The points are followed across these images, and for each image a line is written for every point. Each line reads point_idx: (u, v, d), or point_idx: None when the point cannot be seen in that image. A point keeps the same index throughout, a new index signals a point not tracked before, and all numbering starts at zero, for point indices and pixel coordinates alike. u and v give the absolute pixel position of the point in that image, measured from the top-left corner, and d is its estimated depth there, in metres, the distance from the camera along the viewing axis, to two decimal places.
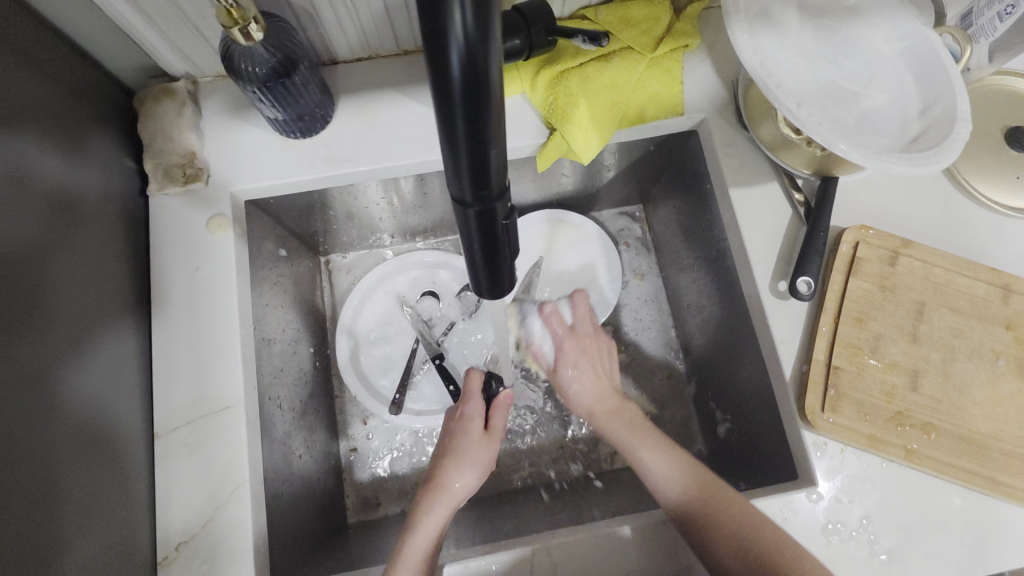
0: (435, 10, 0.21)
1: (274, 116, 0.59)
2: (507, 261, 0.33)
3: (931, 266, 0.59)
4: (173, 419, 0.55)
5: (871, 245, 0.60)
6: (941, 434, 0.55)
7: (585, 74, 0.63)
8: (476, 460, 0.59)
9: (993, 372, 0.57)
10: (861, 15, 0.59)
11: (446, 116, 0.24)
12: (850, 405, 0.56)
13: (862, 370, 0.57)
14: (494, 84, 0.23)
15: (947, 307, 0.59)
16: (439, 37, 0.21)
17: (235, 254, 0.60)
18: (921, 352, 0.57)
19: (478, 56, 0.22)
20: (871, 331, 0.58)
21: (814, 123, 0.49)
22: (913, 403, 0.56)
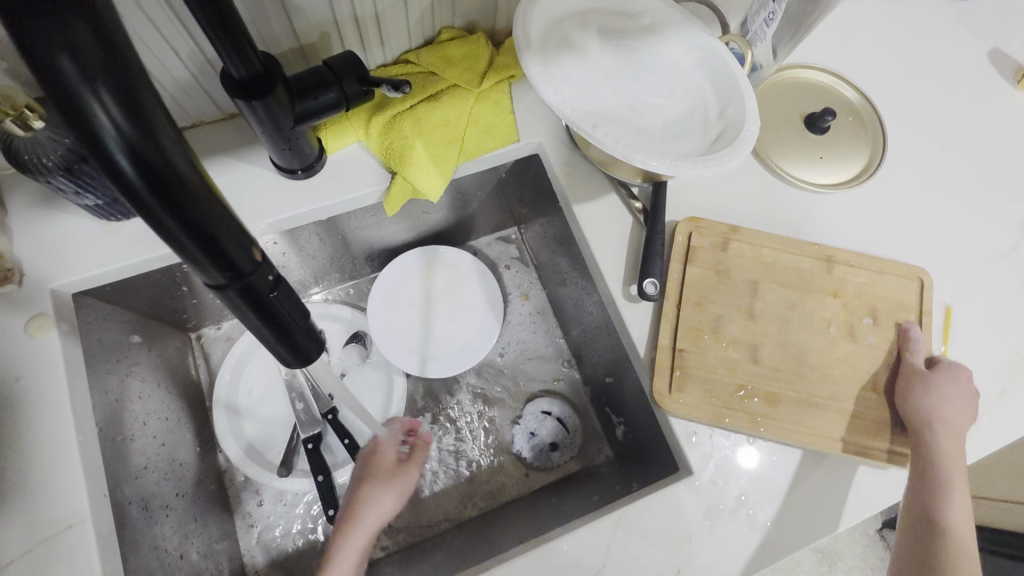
0: (77, 116, 0.21)
1: (88, 203, 0.56)
2: (298, 327, 0.33)
3: (758, 247, 0.64)
4: (7, 553, 0.49)
5: (704, 235, 0.64)
6: (785, 401, 0.59)
7: (416, 116, 0.64)
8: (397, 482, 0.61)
9: (826, 337, 0.61)
10: (656, 32, 0.63)
11: (145, 212, 0.23)
12: (695, 384, 0.59)
13: (706, 350, 0.60)
14: (181, 168, 0.23)
15: (777, 284, 0.63)
16: (92, 140, 0.21)
17: (63, 355, 0.55)
18: (757, 327, 0.61)
19: (145, 150, 0.22)
20: (711, 314, 0.61)
21: (613, 140, 0.53)
22: (754, 375, 0.60)
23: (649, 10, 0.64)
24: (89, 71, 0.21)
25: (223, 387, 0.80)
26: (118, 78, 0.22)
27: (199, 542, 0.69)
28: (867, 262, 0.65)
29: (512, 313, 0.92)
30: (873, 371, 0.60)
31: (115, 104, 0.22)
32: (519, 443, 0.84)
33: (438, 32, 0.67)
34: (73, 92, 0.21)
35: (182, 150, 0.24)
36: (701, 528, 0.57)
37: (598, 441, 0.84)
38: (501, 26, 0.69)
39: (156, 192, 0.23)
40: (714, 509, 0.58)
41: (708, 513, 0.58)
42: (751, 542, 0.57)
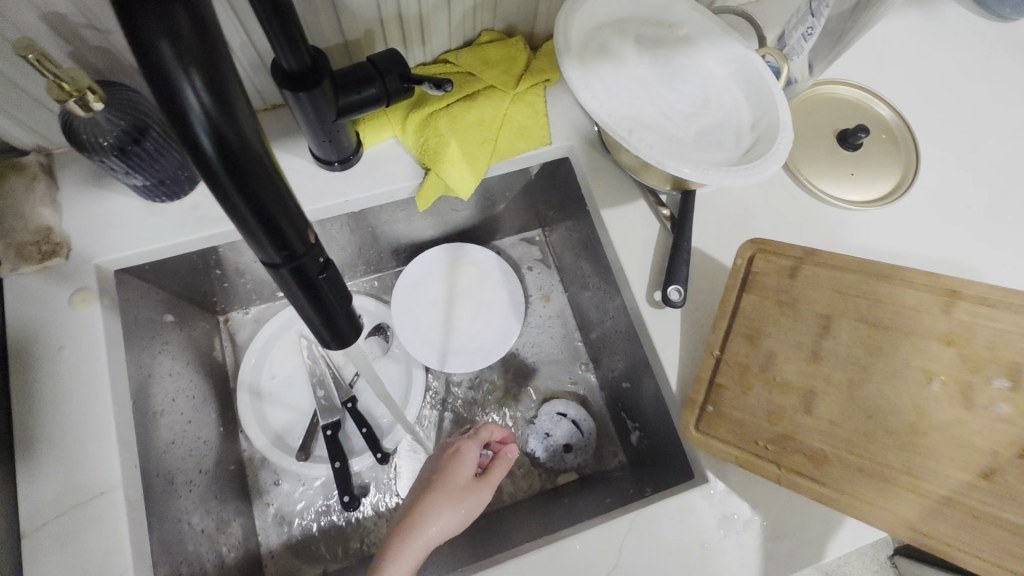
0: (168, 93, 0.23)
1: (135, 183, 0.58)
2: (342, 311, 0.34)
3: (836, 273, 0.54)
4: (40, 515, 0.51)
5: (773, 258, 0.57)
6: (839, 464, 0.48)
7: (451, 115, 0.66)
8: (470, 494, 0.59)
9: (919, 391, 0.48)
10: (693, 43, 0.64)
11: (218, 188, 0.25)
12: (728, 425, 0.54)
13: (748, 391, 0.54)
14: (254, 149, 0.25)
15: (862, 319, 0.52)
16: (179, 117, 0.23)
17: (103, 328, 0.58)
18: (820, 370, 0.51)
19: (225, 130, 0.24)
20: (764, 354, 0.54)
21: (648, 147, 0.53)
22: (805, 429, 0.50)
23: (687, 20, 0.65)
24: (184, 53, 0.22)
25: (248, 370, 0.82)
26: (208, 61, 0.23)
27: (218, 520, 0.70)
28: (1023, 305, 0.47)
29: (532, 314, 0.93)
30: (990, 448, 0.45)
31: (203, 85, 0.23)
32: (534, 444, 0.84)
33: (478, 34, 0.69)
34: (167, 72, 0.22)
35: (255, 133, 0.25)
36: (715, 537, 0.57)
37: (612, 446, 0.84)
38: (539, 30, 0.70)
39: (230, 170, 0.24)
40: (728, 518, 0.58)
41: (723, 522, 0.58)
42: (765, 553, 0.57)
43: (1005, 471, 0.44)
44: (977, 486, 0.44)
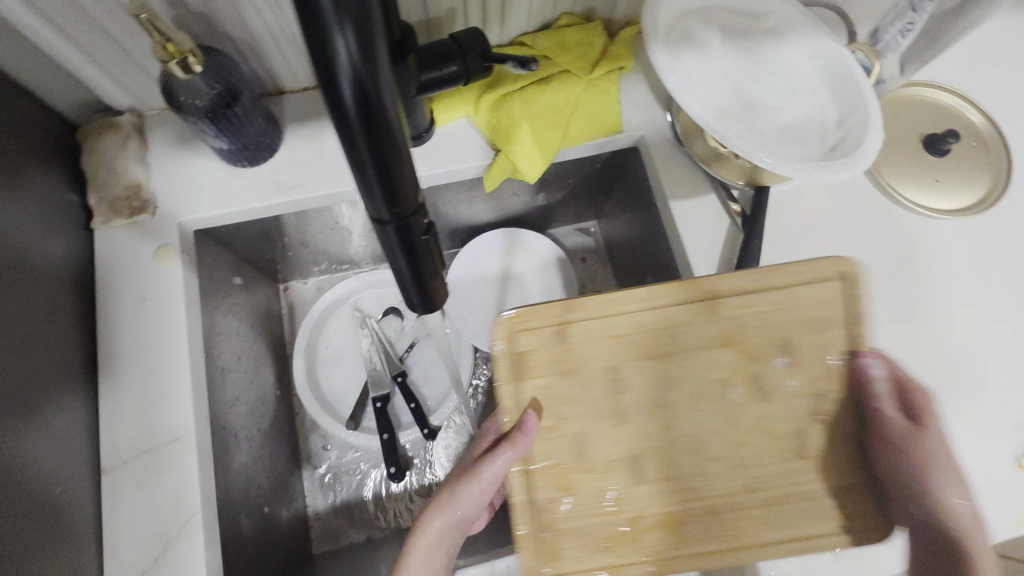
0: (320, 43, 0.23)
1: (219, 146, 0.60)
2: (432, 273, 0.35)
3: (609, 325, 0.54)
4: (120, 454, 0.55)
5: (554, 318, 0.54)
6: (682, 517, 0.52)
7: (524, 98, 0.65)
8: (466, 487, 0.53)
9: (743, 419, 0.54)
10: (780, 35, 0.62)
11: (349, 140, 0.26)
12: (571, 538, 0.53)
13: (570, 479, 0.53)
14: (387, 108, 0.25)
15: (649, 357, 0.54)
16: (327, 69, 0.23)
17: (183, 283, 0.60)
18: (628, 431, 0.54)
19: (367, 89, 0.24)
20: (570, 438, 0.54)
21: (734, 137, 0.52)
22: (634, 499, 0.53)
23: (776, 11, 0.63)
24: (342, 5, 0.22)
25: (305, 338, 0.84)
26: (363, 14, 0.23)
27: (272, 478, 0.73)
28: (758, 287, 0.54)
29: None
30: (792, 428, 0.53)
31: (355, 41, 0.23)
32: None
33: (557, 18, 0.68)
34: (322, 23, 0.22)
35: (391, 91, 0.25)
36: None
37: None
38: (618, 16, 0.69)
39: (366, 125, 0.25)
40: None
41: None
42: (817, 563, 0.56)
43: (815, 439, 0.53)
44: (806, 467, 0.53)
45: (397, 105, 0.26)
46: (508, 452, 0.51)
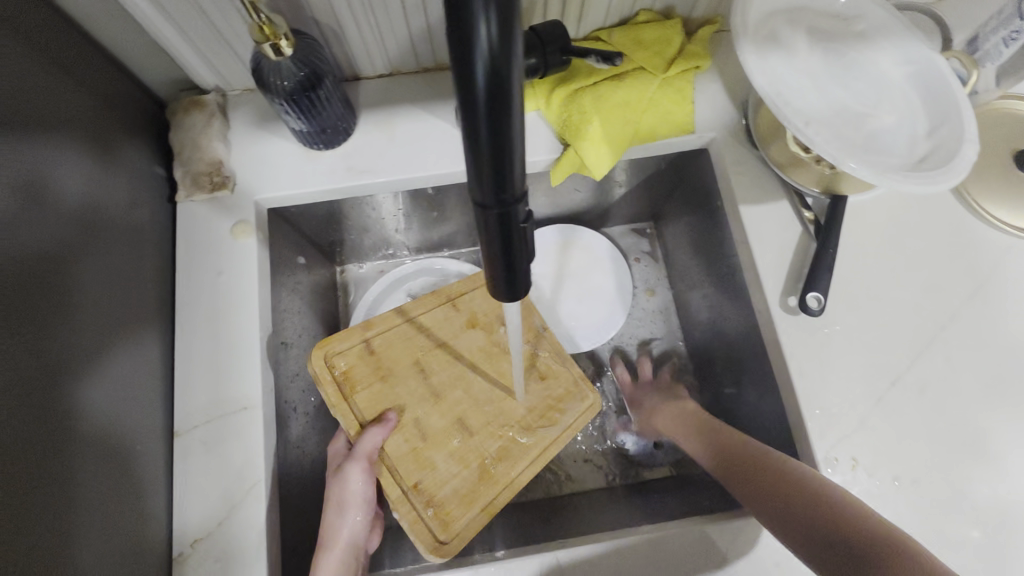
0: (463, 22, 0.24)
1: (298, 128, 0.62)
2: (523, 264, 0.34)
3: (407, 331, 0.71)
4: (190, 420, 0.58)
5: (377, 335, 0.70)
6: (489, 449, 0.66)
7: (598, 93, 0.64)
8: (345, 497, 0.59)
9: (489, 374, 0.70)
10: (869, 39, 0.60)
11: (470, 118, 0.26)
12: (455, 501, 0.62)
13: (423, 459, 0.64)
14: (513, 91, 0.26)
15: (426, 348, 0.71)
16: (467, 46, 0.25)
17: (257, 259, 0.63)
18: (448, 403, 0.68)
19: (500, 68, 0.25)
20: (409, 424, 0.66)
21: (823, 142, 0.51)
22: (475, 441, 0.66)
23: (866, 14, 0.60)
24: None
25: (357, 321, 0.85)
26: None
27: (323, 455, 0.75)
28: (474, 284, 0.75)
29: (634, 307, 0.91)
30: (462, 364, 0.70)
31: (495, 22, 0.24)
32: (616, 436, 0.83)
33: (635, 14, 0.67)
34: (468, 4, 0.24)
35: (518, 74, 0.26)
36: None
37: None
38: (697, 15, 0.68)
39: (492, 101, 0.26)
40: None
41: None
42: None
43: (544, 367, 0.71)
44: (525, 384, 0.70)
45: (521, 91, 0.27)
46: (356, 465, 0.60)
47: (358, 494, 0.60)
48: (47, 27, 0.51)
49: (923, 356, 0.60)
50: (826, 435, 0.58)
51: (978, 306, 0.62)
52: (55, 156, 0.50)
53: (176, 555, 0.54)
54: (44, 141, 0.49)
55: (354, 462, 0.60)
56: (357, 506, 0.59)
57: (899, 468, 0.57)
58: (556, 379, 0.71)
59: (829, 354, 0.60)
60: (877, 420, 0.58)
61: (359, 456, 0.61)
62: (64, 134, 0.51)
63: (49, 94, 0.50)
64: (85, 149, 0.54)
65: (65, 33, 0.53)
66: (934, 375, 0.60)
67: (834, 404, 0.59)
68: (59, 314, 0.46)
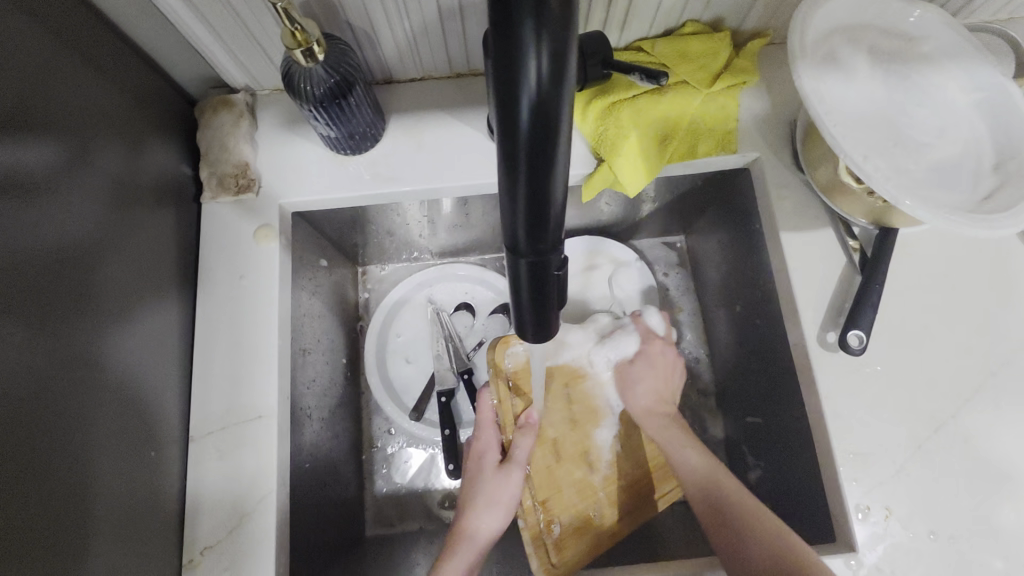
0: (512, 58, 0.22)
1: (327, 133, 0.60)
2: (553, 308, 0.32)
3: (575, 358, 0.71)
4: (208, 425, 0.58)
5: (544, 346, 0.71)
6: (609, 495, 0.67)
7: (637, 107, 0.61)
8: (495, 496, 0.63)
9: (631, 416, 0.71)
10: (934, 62, 0.56)
11: (510, 163, 0.24)
12: (569, 533, 0.65)
13: (554, 480, 0.66)
14: (560, 135, 0.24)
15: (577, 378, 0.70)
16: (514, 84, 0.23)
17: (279, 265, 0.62)
18: (583, 435, 0.69)
19: (548, 112, 0.23)
20: (550, 443, 0.68)
21: (880, 176, 0.47)
22: (600, 481, 0.67)
23: (935, 36, 0.56)
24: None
25: (378, 324, 0.84)
26: (561, 33, 0.22)
27: (337, 459, 0.74)
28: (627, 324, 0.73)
29: None
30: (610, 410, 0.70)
31: (547, 60, 0.22)
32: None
33: (681, 25, 0.63)
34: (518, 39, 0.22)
35: (566, 117, 0.24)
36: None
37: None
38: (747, 27, 0.64)
39: (533, 147, 0.23)
40: None
41: None
42: None
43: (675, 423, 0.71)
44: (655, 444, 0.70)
45: (568, 135, 0.25)
46: (515, 469, 0.64)
47: (507, 495, 0.64)
48: (85, 26, 0.51)
49: (969, 403, 0.56)
50: (859, 481, 0.55)
51: None
52: (82, 156, 0.50)
53: (186, 560, 0.55)
54: (72, 141, 0.49)
55: (513, 466, 0.64)
56: (505, 506, 0.64)
57: (936, 522, 0.54)
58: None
59: (867, 395, 0.57)
60: (915, 468, 0.55)
61: (516, 461, 0.65)
62: (92, 134, 0.51)
63: (82, 95, 0.50)
64: (117, 151, 0.54)
65: (101, 31, 0.53)
66: (980, 425, 0.56)
67: (869, 448, 0.56)
68: (78, 320, 0.47)
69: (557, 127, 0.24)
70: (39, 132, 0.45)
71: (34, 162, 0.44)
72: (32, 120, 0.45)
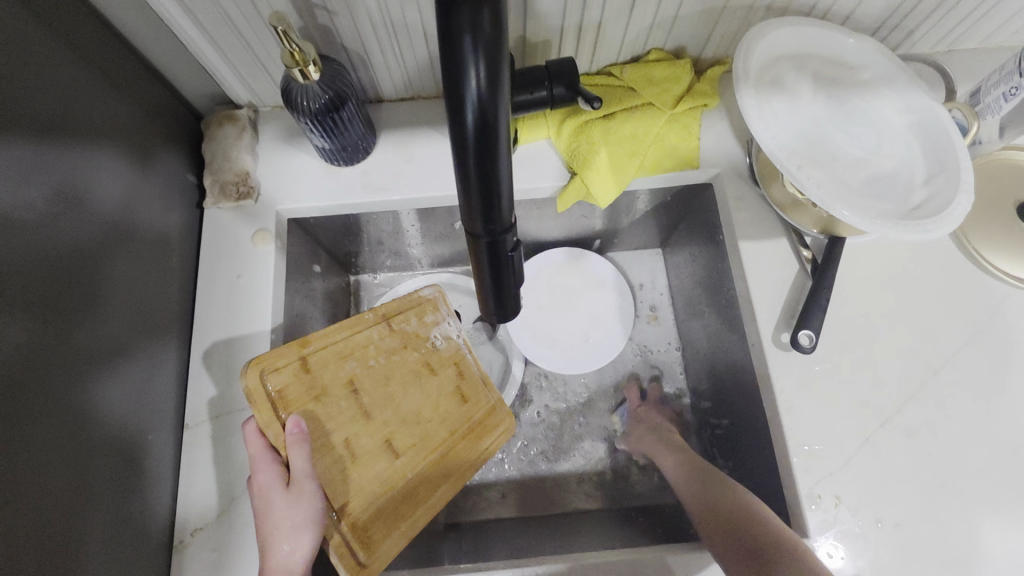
0: (456, 72, 0.27)
1: (322, 145, 0.66)
2: (511, 284, 0.38)
3: (351, 347, 0.62)
4: (201, 413, 0.62)
5: (291, 353, 0.58)
6: (417, 471, 0.62)
7: (607, 126, 0.67)
8: (300, 518, 0.50)
9: (429, 390, 0.65)
10: (873, 87, 0.62)
11: (461, 160, 0.29)
12: (380, 522, 0.58)
13: (348, 481, 0.57)
14: (500, 136, 0.29)
15: (359, 367, 0.61)
16: (460, 95, 0.27)
17: (274, 265, 0.67)
18: (378, 425, 0.61)
19: (487, 119, 0.28)
20: (340, 446, 0.58)
21: (814, 185, 0.53)
22: (403, 467, 0.61)
23: (873, 64, 0.62)
24: (479, 46, 0.26)
25: None
26: (496, 52, 0.26)
27: None
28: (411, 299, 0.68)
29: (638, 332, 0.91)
30: (402, 396, 0.63)
31: (485, 73, 0.27)
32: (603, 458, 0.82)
33: (647, 52, 0.70)
34: (461, 57, 0.26)
35: (507, 119, 0.29)
36: None
37: None
38: (707, 55, 0.71)
39: (479, 148, 0.28)
40: None
41: None
42: None
43: (468, 389, 0.68)
44: (454, 423, 0.66)
45: (511, 133, 0.30)
46: (309, 483, 0.51)
47: (313, 515, 0.51)
48: (104, 48, 0.57)
49: (914, 399, 0.61)
50: (811, 471, 0.58)
51: (973, 354, 0.62)
52: (95, 166, 0.55)
53: (175, 541, 0.58)
54: (87, 153, 0.54)
55: (307, 480, 0.52)
56: (315, 523, 0.51)
57: (883, 511, 0.57)
58: (476, 399, 0.68)
59: (818, 391, 0.61)
60: (863, 460, 0.59)
61: (306, 472, 0.52)
62: (107, 145, 0.56)
63: (92, 110, 0.55)
64: (123, 161, 0.59)
65: (118, 53, 0.59)
66: (923, 421, 0.60)
67: (821, 441, 0.59)
68: (84, 313, 0.51)
69: (498, 129, 0.29)
70: (46, 143, 0.49)
71: (44, 172, 0.49)
72: (42, 135, 0.49)
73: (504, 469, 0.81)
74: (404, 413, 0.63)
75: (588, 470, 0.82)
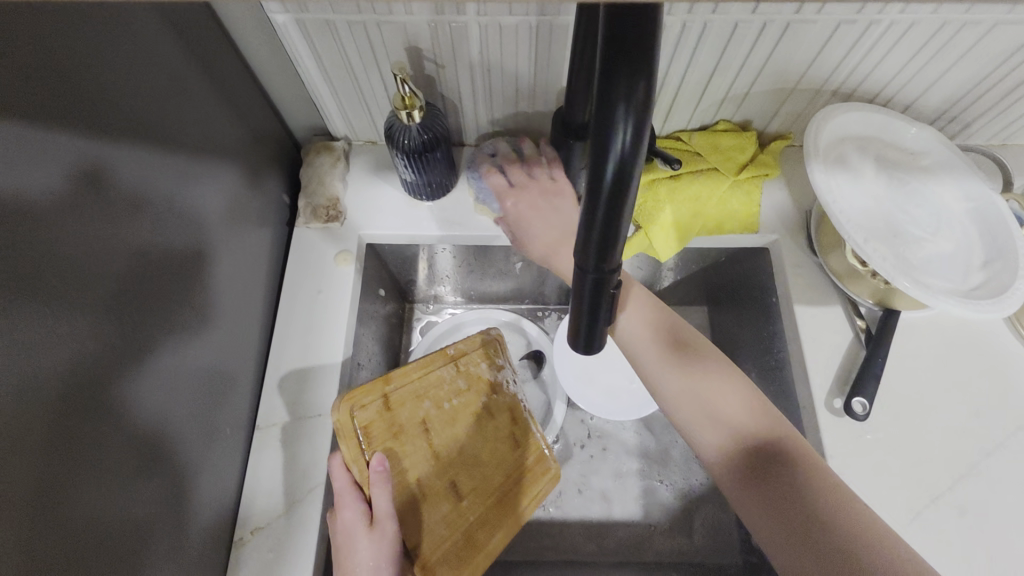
0: (605, 128, 0.31)
1: (409, 178, 0.72)
2: (602, 320, 0.41)
3: (425, 388, 0.65)
4: (271, 417, 0.65)
5: (374, 392, 0.62)
6: (480, 515, 0.62)
7: (673, 185, 0.72)
8: (382, 557, 0.53)
9: (490, 434, 0.66)
10: (933, 173, 0.66)
11: (592, 203, 0.33)
12: (444, 565, 0.58)
13: (418, 521, 0.59)
14: (631, 185, 0.33)
15: (431, 408, 0.65)
16: (604, 147, 0.31)
17: (351, 286, 0.72)
18: (445, 466, 0.63)
19: (623, 169, 0.32)
20: (411, 485, 0.60)
21: (879, 257, 0.56)
22: (465, 510, 0.62)
23: (935, 152, 0.66)
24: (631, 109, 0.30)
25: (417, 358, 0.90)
26: (642, 113, 0.31)
27: None
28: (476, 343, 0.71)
29: None
30: (465, 438, 0.65)
31: (630, 132, 0.31)
32: (639, 509, 0.82)
33: (716, 122, 0.75)
34: (613, 116, 0.31)
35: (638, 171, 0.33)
36: None
37: (730, 549, 0.79)
38: (771, 130, 0.76)
39: (613, 194, 0.32)
40: None
41: None
42: None
43: (526, 435, 0.68)
44: (511, 467, 0.65)
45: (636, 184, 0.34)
46: (390, 522, 0.54)
47: (393, 555, 0.54)
48: (234, 78, 0.64)
49: (966, 479, 0.61)
50: None
51: None
52: (213, 177, 0.61)
53: (236, 537, 0.60)
54: (209, 165, 0.60)
55: (388, 519, 0.55)
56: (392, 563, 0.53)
57: None
58: (530, 444, 0.68)
59: (870, 460, 0.62)
60: (915, 536, 0.58)
61: (386, 511, 0.55)
62: (224, 160, 0.63)
63: (218, 129, 0.61)
64: (234, 175, 0.65)
65: (244, 83, 0.66)
66: (975, 502, 0.60)
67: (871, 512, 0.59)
68: (190, 309, 0.55)
69: (630, 180, 0.33)
70: (180, 154, 0.55)
71: (175, 177, 0.54)
72: (179, 146, 0.55)
73: (541, 510, 0.82)
74: (466, 456, 0.64)
75: (623, 520, 0.81)
